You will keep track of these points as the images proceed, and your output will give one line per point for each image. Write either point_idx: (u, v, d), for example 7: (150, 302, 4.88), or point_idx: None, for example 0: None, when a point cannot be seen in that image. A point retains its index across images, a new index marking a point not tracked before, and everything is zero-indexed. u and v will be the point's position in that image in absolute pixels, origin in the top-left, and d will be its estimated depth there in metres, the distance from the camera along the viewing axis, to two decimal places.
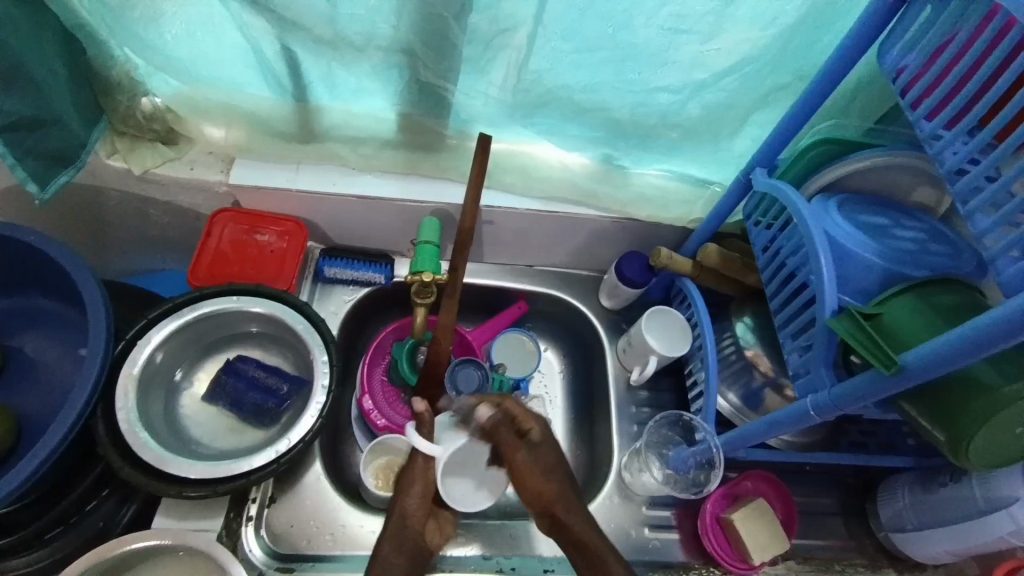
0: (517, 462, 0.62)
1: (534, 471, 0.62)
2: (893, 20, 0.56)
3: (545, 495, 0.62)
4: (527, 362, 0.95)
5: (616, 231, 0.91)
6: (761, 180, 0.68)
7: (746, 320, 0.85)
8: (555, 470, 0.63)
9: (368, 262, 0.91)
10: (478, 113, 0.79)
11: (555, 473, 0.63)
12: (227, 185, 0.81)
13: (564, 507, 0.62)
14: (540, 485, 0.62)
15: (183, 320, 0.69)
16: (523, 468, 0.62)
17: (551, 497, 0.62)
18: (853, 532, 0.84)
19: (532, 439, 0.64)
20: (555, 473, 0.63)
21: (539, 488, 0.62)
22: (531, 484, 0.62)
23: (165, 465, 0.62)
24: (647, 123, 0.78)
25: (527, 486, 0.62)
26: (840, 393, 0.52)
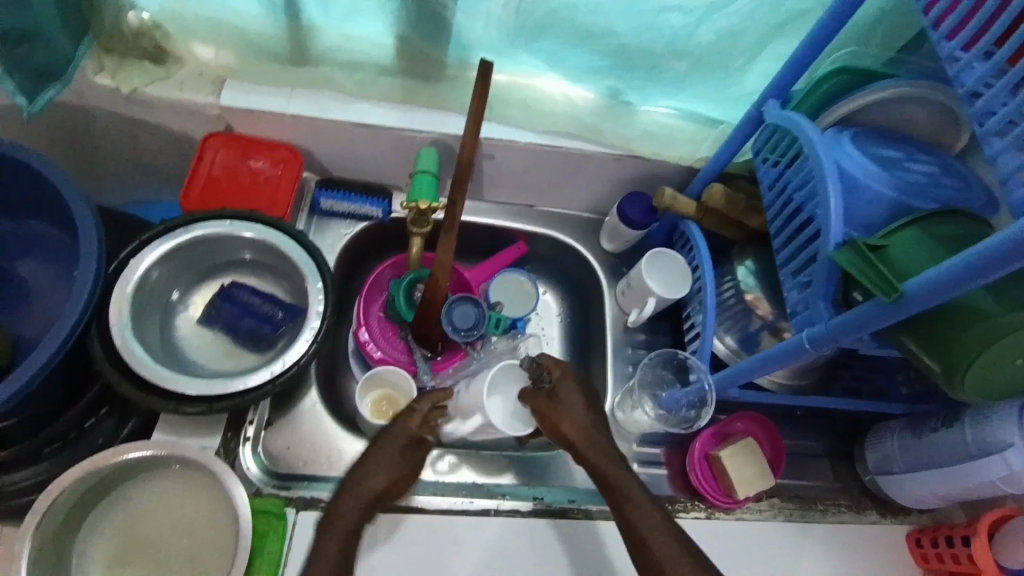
0: (541, 412, 0.69)
1: (567, 418, 0.68)
2: None
3: (575, 429, 0.67)
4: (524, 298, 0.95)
5: (620, 171, 0.88)
6: (773, 113, 0.65)
7: (747, 263, 0.83)
8: (580, 416, 0.69)
9: (365, 196, 0.89)
10: (480, 38, 0.75)
11: (581, 417, 0.69)
12: (218, 109, 0.78)
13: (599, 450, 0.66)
14: (572, 423, 0.68)
15: (178, 242, 0.68)
16: (561, 404, 0.69)
17: (573, 437, 0.67)
18: (839, 476, 0.86)
19: (553, 393, 0.70)
20: (577, 412, 0.69)
21: (577, 424, 0.68)
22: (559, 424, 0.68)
23: (161, 382, 0.63)
24: (656, 51, 0.74)
25: (559, 431, 0.68)
26: (836, 325, 0.51)
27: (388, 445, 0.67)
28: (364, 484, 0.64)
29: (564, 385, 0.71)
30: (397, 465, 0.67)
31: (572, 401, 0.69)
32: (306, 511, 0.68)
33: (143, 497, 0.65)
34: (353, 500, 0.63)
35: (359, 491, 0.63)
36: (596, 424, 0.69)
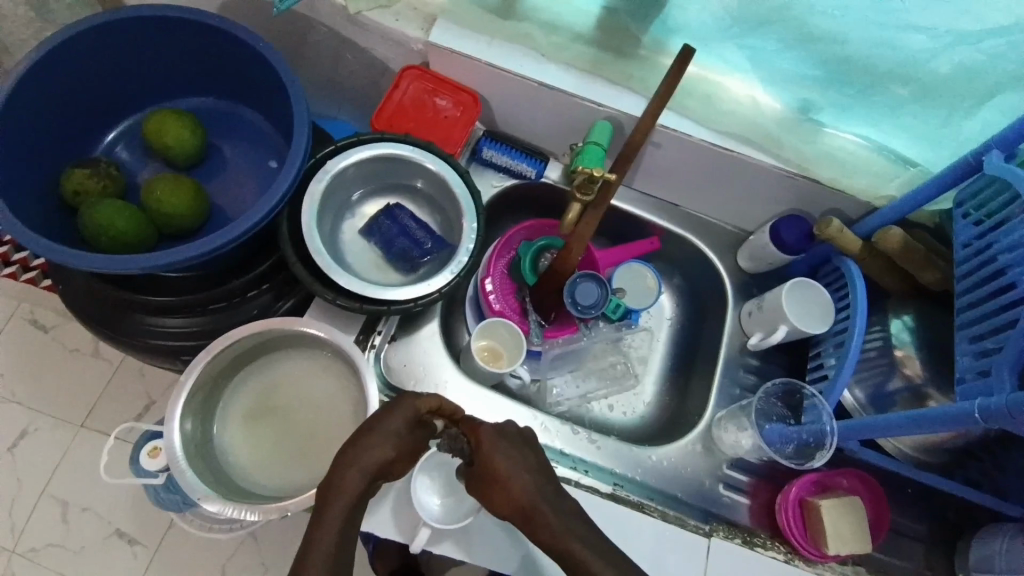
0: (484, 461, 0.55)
1: (513, 476, 0.54)
2: None
3: (515, 498, 0.53)
4: (644, 293, 0.95)
5: (785, 190, 0.84)
6: (995, 165, 0.59)
7: (904, 318, 0.77)
8: (528, 474, 0.54)
9: (524, 154, 0.92)
10: (689, 22, 0.75)
11: (537, 479, 0.54)
12: (422, 43, 0.84)
13: (553, 514, 0.52)
14: (520, 487, 0.53)
15: (368, 155, 0.75)
16: (496, 472, 0.55)
17: (527, 500, 0.53)
18: (937, 568, 0.79)
19: (511, 447, 0.56)
20: (527, 473, 0.54)
21: (520, 492, 0.53)
22: (507, 488, 0.54)
23: (330, 272, 0.69)
24: (879, 70, 0.69)
25: (503, 491, 0.54)
26: (1018, 400, 0.47)
27: (380, 438, 0.53)
28: (337, 507, 0.49)
29: (490, 449, 0.56)
30: (401, 437, 0.54)
31: (506, 457, 0.55)
32: None
33: (284, 366, 0.73)
34: (342, 500, 0.49)
35: (348, 490, 0.50)
36: (550, 484, 0.55)
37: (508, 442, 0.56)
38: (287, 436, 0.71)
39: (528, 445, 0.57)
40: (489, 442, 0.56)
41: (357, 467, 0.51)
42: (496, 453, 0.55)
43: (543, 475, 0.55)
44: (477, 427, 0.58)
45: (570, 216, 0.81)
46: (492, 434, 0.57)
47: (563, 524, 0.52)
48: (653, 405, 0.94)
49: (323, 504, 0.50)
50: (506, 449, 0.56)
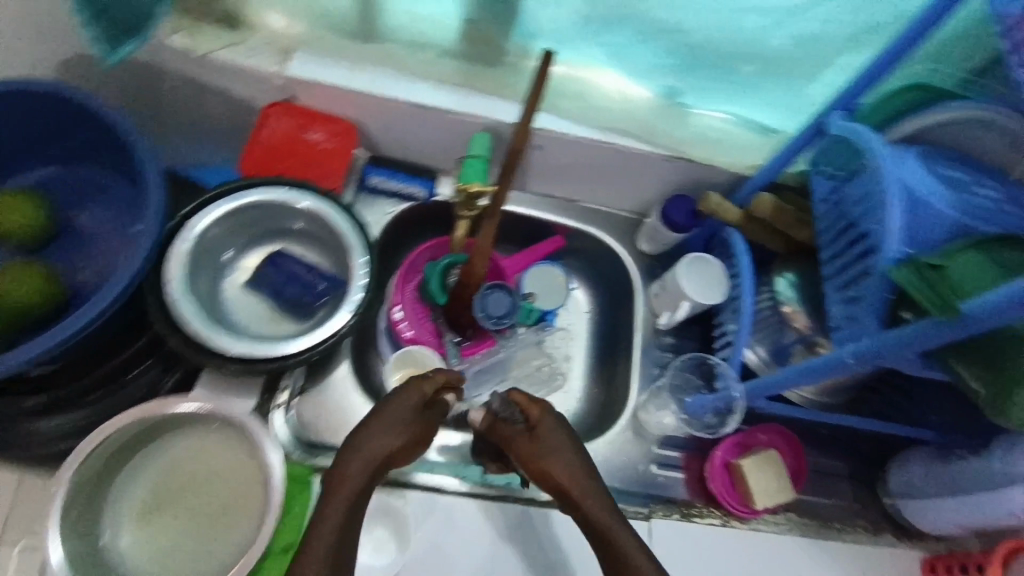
0: (531, 442, 0.62)
1: (556, 458, 0.62)
2: None
3: (556, 481, 0.61)
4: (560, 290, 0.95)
5: (668, 173, 0.87)
6: (837, 124, 0.64)
7: (787, 276, 0.82)
8: (570, 458, 0.62)
9: (412, 176, 0.91)
10: (548, 25, 0.75)
11: (573, 461, 0.62)
12: (281, 78, 0.79)
13: (591, 499, 0.61)
14: (560, 470, 0.61)
15: (236, 204, 0.70)
16: (541, 444, 0.62)
17: (566, 483, 0.61)
18: (860, 497, 0.86)
19: (537, 429, 0.63)
20: (567, 456, 0.62)
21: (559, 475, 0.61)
22: (552, 474, 0.61)
23: (209, 339, 0.65)
24: (727, 51, 0.72)
25: (543, 475, 0.61)
26: (883, 343, 0.51)
27: (377, 431, 0.60)
28: (355, 481, 0.57)
29: (525, 436, 0.63)
30: (400, 429, 0.61)
31: (554, 446, 0.62)
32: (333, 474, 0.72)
33: (182, 446, 0.68)
34: (359, 476, 0.57)
35: (348, 487, 0.56)
36: (586, 468, 0.62)
37: (558, 429, 0.63)
38: (194, 521, 0.66)
39: (563, 428, 0.64)
40: (537, 426, 0.63)
41: (366, 455, 0.59)
42: (546, 437, 0.62)
43: (574, 452, 0.63)
44: (529, 415, 0.64)
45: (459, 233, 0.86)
46: (539, 426, 0.63)
47: (598, 497, 0.61)
48: (585, 402, 0.94)
49: (340, 481, 0.57)
50: (545, 439, 0.63)
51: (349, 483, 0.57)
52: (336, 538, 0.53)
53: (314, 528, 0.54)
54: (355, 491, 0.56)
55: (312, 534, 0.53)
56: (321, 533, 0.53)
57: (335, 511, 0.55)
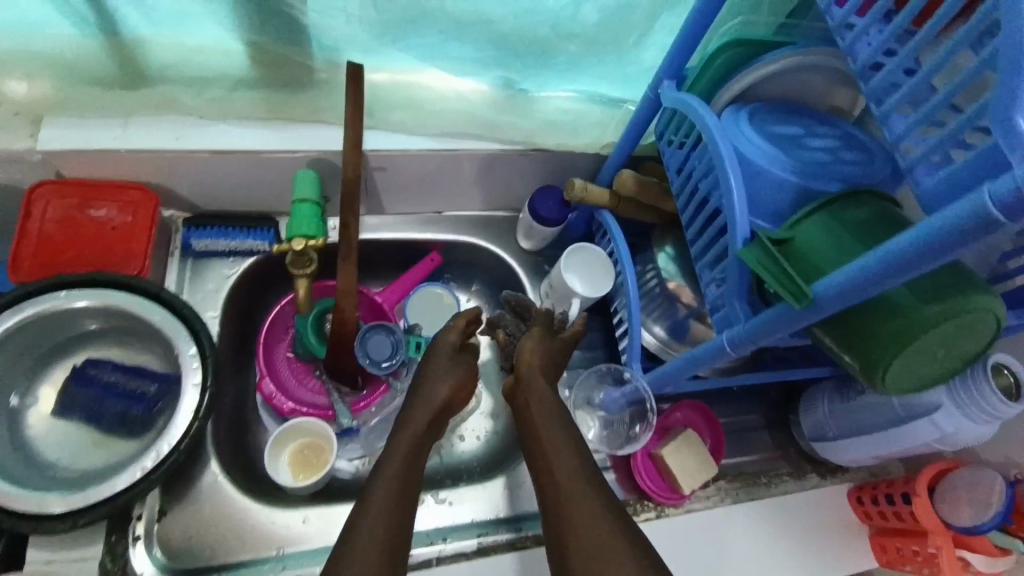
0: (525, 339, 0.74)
1: (533, 349, 0.73)
2: None
3: (525, 369, 0.71)
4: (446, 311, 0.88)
5: (527, 165, 0.82)
6: (669, 96, 0.59)
7: (667, 249, 0.80)
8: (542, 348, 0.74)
9: (246, 229, 0.78)
10: (342, 36, 0.65)
11: (545, 356, 0.73)
12: (39, 154, 0.65)
13: (547, 426, 0.65)
14: (533, 355, 0.73)
15: (3, 329, 0.57)
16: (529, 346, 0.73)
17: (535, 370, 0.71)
18: (779, 444, 0.86)
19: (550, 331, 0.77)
20: (546, 371, 0.72)
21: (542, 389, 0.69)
22: (535, 377, 0.70)
23: (10, 500, 0.53)
24: (540, 36, 0.67)
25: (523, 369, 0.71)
26: (752, 328, 0.47)
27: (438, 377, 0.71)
28: (398, 461, 0.60)
29: (536, 336, 0.75)
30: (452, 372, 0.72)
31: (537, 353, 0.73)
32: None
33: None
34: (419, 423, 0.66)
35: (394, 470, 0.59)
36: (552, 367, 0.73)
37: (545, 342, 0.75)
38: None
39: (559, 343, 0.76)
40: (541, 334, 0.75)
41: (432, 406, 0.68)
42: (533, 346, 0.73)
43: (553, 356, 0.75)
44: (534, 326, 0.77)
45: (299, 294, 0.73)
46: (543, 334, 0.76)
47: (557, 406, 0.67)
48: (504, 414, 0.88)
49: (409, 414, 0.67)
50: (544, 344, 0.74)
51: (410, 423, 0.66)
52: (398, 484, 0.58)
53: (383, 459, 0.61)
54: (421, 423, 0.66)
55: (378, 470, 0.59)
56: (383, 485, 0.57)
57: (401, 443, 0.62)
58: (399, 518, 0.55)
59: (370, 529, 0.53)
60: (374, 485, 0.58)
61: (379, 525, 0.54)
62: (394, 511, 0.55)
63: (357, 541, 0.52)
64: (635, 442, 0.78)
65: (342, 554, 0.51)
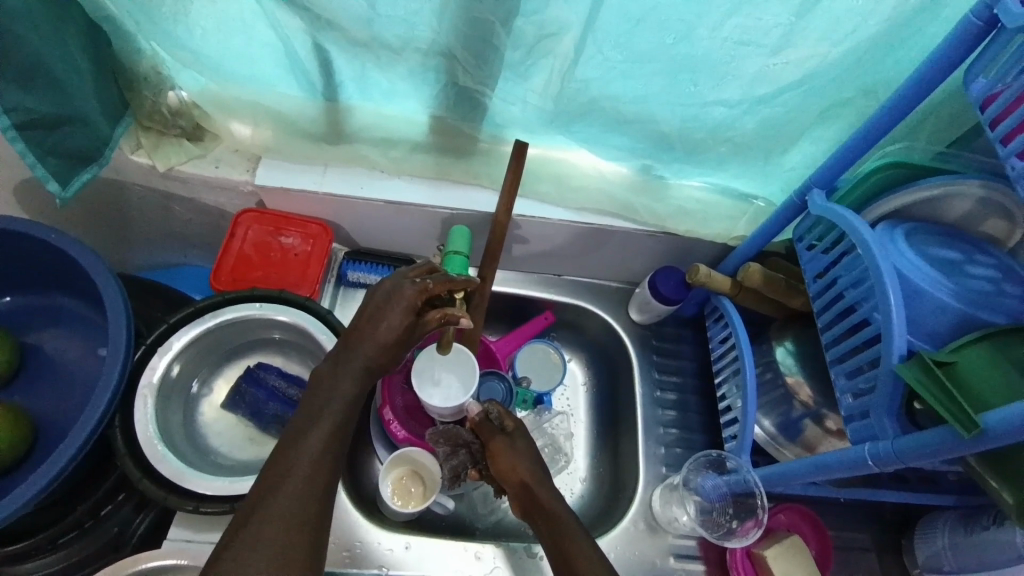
0: (494, 448, 0.71)
1: (518, 457, 0.70)
2: (982, 43, 0.49)
3: (516, 486, 0.69)
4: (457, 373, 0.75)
5: (653, 246, 0.86)
6: (818, 204, 0.62)
7: (786, 344, 0.80)
8: (533, 461, 0.70)
9: (393, 267, 0.87)
10: (515, 118, 0.74)
11: (527, 457, 0.70)
12: (252, 186, 0.78)
13: (572, 529, 0.62)
14: (519, 466, 0.69)
15: (206, 327, 0.68)
16: (501, 451, 0.71)
17: (522, 476, 0.69)
18: (887, 570, 0.81)
19: (509, 428, 0.73)
20: (530, 463, 0.70)
21: (523, 479, 0.68)
22: (518, 474, 0.69)
23: (183, 480, 0.61)
24: (696, 137, 0.72)
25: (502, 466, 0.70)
26: (903, 446, 0.48)
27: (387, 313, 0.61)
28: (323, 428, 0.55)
29: (518, 433, 0.73)
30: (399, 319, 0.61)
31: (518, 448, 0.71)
32: None
33: None
34: (339, 401, 0.58)
35: (308, 444, 0.54)
36: (541, 464, 0.71)
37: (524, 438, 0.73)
38: None
39: (526, 434, 0.74)
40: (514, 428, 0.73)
41: (364, 357, 0.60)
42: (513, 440, 0.72)
43: (535, 458, 0.71)
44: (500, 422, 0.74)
45: (440, 279, 0.64)
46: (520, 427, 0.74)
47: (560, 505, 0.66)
48: (591, 480, 0.89)
49: (347, 355, 0.60)
50: (517, 442, 0.72)
51: (351, 366, 0.59)
52: (313, 461, 0.53)
53: (309, 419, 0.56)
54: (361, 366, 0.59)
55: (307, 424, 0.55)
56: (301, 455, 0.53)
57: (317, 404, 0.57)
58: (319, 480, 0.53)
59: (306, 463, 0.53)
60: (290, 451, 0.53)
61: (301, 478, 0.52)
62: (313, 485, 0.52)
63: (249, 545, 0.47)
64: (744, 537, 0.75)
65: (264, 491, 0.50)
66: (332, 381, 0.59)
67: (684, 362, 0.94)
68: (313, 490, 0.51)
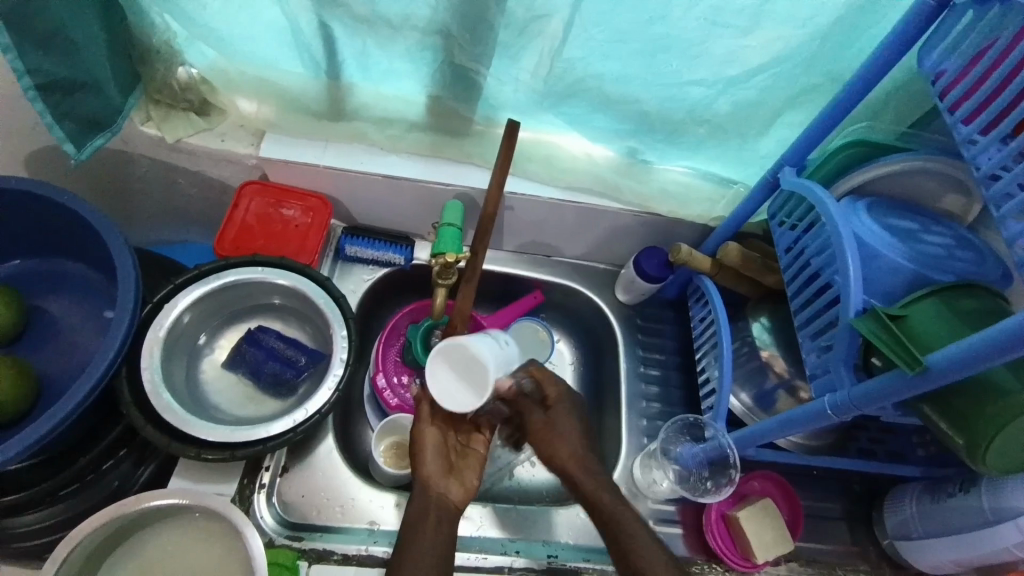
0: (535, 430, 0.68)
1: (561, 440, 0.67)
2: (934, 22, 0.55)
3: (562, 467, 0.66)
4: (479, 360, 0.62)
5: (637, 227, 0.90)
6: (788, 179, 0.66)
7: (761, 320, 0.85)
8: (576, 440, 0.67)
9: (388, 243, 0.90)
10: (508, 99, 0.78)
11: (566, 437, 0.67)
12: (255, 159, 0.82)
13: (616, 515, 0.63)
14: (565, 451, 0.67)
15: (209, 287, 0.72)
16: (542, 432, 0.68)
17: (574, 463, 0.66)
18: (857, 540, 0.85)
19: (549, 401, 0.69)
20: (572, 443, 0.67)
21: (570, 457, 0.66)
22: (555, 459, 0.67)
23: (185, 427, 0.64)
24: (677, 118, 0.76)
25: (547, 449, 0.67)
26: (858, 393, 0.52)
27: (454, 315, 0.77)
28: (433, 474, 0.64)
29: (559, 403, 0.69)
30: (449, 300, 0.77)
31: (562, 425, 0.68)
32: (317, 564, 0.69)
33: (164, 539, 0.65)
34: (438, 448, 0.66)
35: (426, 489, 0.63)
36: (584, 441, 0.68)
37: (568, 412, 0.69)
38: None
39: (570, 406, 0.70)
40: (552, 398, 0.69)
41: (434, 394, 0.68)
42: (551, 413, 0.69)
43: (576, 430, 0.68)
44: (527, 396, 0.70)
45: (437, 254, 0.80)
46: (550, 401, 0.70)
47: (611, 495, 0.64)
48: None
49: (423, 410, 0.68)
50: (558, 414, 0.69)
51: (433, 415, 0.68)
52: (435, 506, 0.62)
53: (418, 472, 0.65)
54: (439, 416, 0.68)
55: (419, 477, 0.64)
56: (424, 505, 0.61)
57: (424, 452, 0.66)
58: (444, 521, 0.61)
59: (433, 468, 0.65)
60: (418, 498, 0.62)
61: (434, 472, 0.65)
62: (441, 529, 0.60)
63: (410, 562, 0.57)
64: (716, 493, 0.79)
65: (420, 481, 0.64)
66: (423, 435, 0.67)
67: (667, 341, 0.98)
68: (444, 528, 0.60)
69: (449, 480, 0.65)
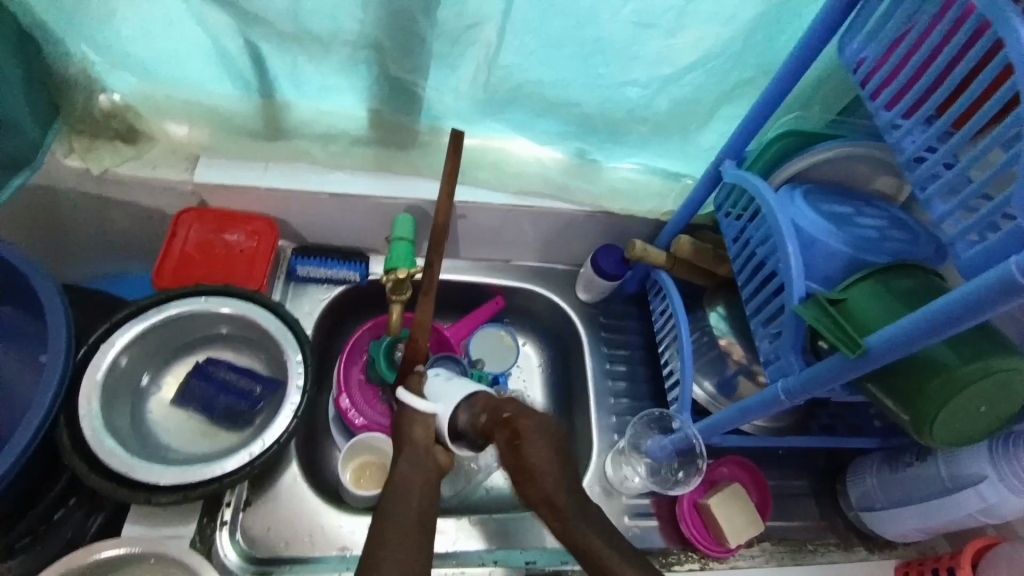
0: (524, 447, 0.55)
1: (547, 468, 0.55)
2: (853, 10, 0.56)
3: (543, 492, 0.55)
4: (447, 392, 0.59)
5: (591, 226, 0.91)
6: (730, 172, 0.68)
7: (717, 309, 0.87)
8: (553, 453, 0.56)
9: (341, 260, 0.88)
10: (449, 109, 0.77)
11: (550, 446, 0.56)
12: (191, 185, 0.78)
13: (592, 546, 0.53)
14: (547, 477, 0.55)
15: (147, 323, 0.69)
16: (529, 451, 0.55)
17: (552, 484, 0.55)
18: (825, 514, 0.87)
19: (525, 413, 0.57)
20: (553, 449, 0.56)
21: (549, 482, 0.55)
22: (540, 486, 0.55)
23: (132, 473, 0.61)
24: (618, 118, 0.77)
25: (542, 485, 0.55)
26: (807, 377, 0.53)
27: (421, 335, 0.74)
28: (413, 445, 0.57)
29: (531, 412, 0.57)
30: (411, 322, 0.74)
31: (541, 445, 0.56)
32: None
33: None
34: (420, 428, 0.58)
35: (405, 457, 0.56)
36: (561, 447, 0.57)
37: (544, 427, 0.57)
38: None
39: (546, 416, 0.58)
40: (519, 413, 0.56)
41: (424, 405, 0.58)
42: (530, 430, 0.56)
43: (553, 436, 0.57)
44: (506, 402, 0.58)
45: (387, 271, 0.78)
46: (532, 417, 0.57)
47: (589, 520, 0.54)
48: None
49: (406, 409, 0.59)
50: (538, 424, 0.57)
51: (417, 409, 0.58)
52: (405, 480, 0.54)
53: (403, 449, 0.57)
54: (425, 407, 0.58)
55: (399, 454, 0.57)
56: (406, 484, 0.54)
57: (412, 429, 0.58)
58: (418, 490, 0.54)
59: (415, 437, 0.57)
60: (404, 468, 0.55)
61: (417, 443, 0.57)
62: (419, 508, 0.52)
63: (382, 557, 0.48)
64: (686, 485, 0.81)
65: (404, 455, 0.56)
66: (407, 423, 0.58)
67: (631, 337, 0.99)
68: (414, 505, 0.52)
69: (437, 446, 0.57)
